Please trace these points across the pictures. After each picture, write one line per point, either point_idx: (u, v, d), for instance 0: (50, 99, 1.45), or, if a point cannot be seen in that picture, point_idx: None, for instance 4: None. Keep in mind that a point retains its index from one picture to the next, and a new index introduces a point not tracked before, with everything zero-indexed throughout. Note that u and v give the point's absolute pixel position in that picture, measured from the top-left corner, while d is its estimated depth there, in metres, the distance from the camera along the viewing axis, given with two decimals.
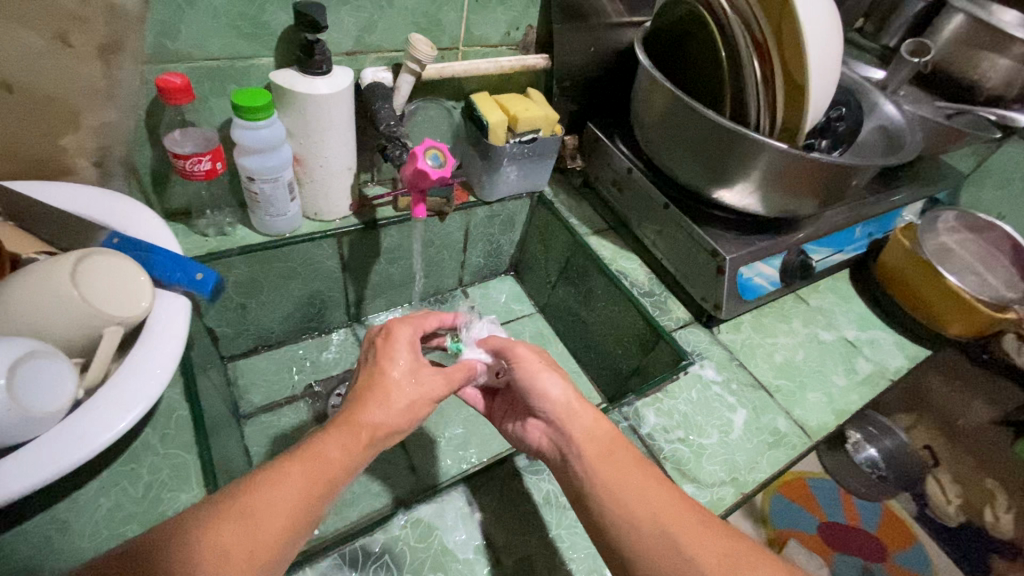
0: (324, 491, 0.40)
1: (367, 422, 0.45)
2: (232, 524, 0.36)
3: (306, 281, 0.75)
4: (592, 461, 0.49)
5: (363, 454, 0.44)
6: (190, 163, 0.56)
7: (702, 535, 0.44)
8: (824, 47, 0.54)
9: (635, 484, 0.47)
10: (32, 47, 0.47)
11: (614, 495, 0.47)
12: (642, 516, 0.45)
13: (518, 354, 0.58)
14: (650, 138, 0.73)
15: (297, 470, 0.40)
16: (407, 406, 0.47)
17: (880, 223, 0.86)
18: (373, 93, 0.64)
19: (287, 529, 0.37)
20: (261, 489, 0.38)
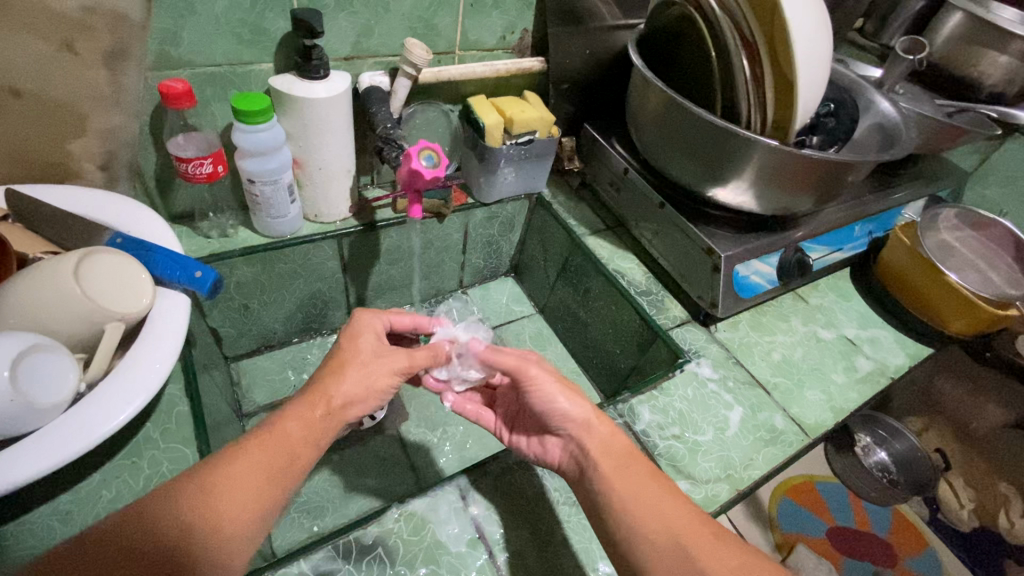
0: (287, 466, 0.42)
1: (329, 399, 0.47)
2: (194, 497, 0.37)
3: (307, 283, 0.76)
4: (611, 474, 0.49)
5: (322, 426, 0.46)
6: (192, 166, 0.58)
7: (716, 547, 0.44)
8: (812, 44, 0.55)
9: (647, 498, 0.47)
10: (40, 55, 0.49)
11: (624, 505, 0.47)
12: (654, 528, 0.45)
13: (533, 375, 0.56)
14: (644, 137, 0.74)
15: (256, 446, 0.42)
16: (363, 380, 0.50)
17: (881, 221, 0.85)
18: (370, 96, 0.65)
19: (250, 503, 0.39)
20: (221, 466, 0.40)
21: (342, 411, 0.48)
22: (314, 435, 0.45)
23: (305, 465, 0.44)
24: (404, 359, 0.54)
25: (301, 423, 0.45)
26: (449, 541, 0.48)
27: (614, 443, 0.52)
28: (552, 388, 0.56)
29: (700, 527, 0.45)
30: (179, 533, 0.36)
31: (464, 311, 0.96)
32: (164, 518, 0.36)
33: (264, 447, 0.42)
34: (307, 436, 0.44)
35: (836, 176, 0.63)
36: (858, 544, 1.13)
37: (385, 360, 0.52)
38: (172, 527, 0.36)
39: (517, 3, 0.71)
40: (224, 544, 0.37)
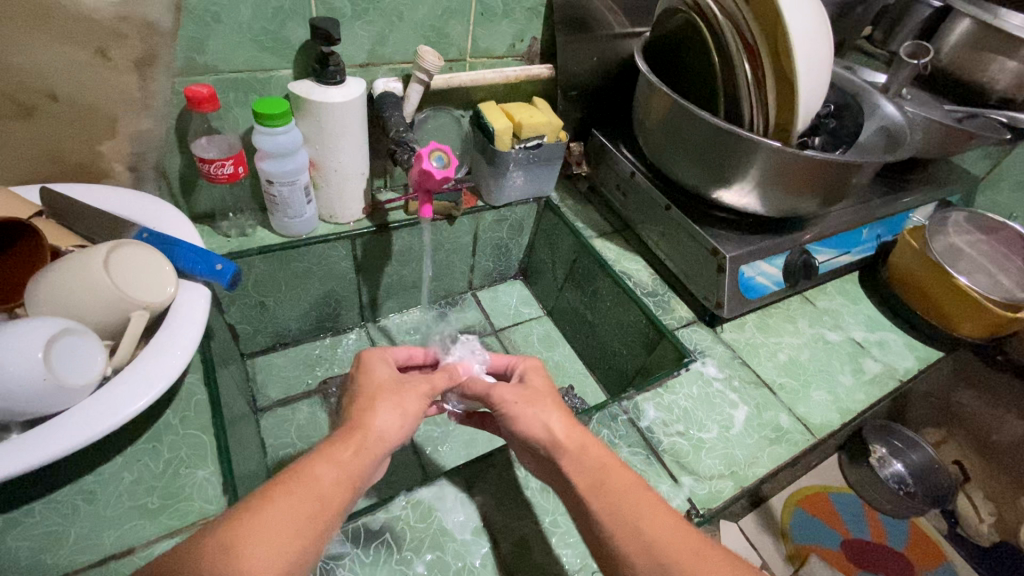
0: (315, 515, 0.40)
1: (362, 437, 0.45)
2: (219, 556, 0.35)
3: (321, 282, 0.79)
4: (586, 495, 0.46)
5: (357, 478, 0.43)
6: (214, 167, 0.61)
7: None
8: (811, 45, 0.56)
9: (625, 504, 0.45)
10: (76, 61, 0.52)
11: (614, 525, 0.44)
12: (637, 546, 0.42)
13: (500, 398, 0.53)
14: (653, 144, 0.75)
15: (288, 496, 0.40)
16: (398, 416, 0.49)
17: (888, 225, 0.86)
18: (384, 102, 0.68)
19: (275, 559, 0.36)
20: (244, 518, 0.38)
21: (376, 445, 0.46)
22: (347, 480, 0.43)
23: (335, 513, 0.41)
24: (426, 385, 0.53)
25: (332, 467, 0.43)
26: (455, 528, 0.50)
27: (586, 449, 0.49)
28: (516, 401, 0.53)
29: (697, 540, 0.43)
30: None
31: (475, 313, 0.98)
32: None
33: (289, 495, 0.40)
34: (339, 481, 0.42)
35: (841, 178, 0.64)
36: (874, 558, 1.08)
37: (409, 389, 0.52)
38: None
39: (526, 11, 0.74)
40: None
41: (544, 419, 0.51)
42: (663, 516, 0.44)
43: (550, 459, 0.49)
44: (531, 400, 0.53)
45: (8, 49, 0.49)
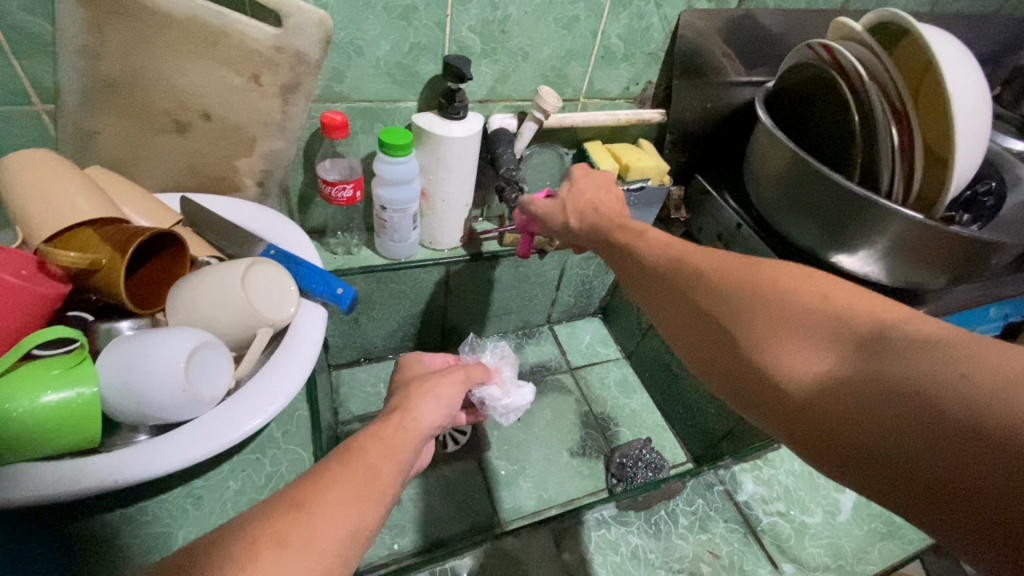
0: (371, 481, 0.36)
1: (404, 418, 0.43)
2: (286, 515, 0.32)
3: (412, 302, 0.79)
4: (610, 242, 0.53)
5: (404, 456, 0.40)
6: (335, 190, 0.63)
7: (706, 252, 0.44)
8: (973, 119, 0.53)
9: (634, 230, 0.51)
10: (233, 85, 0.56)
11: (630, 240, 0.50)
12: (638, 250, 0.49)
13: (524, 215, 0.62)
14: (763, 195, 0.72)
15: (345, 468, 0.36)
16: (433, 405, 0.46)
17: (1017, 305, 0.78)
18: (498, 138, 0.70)
19: (340, 522, 0.33)
20: (308, 484, 0.34)
21: (415, 427, 0.44)
22: (394, 450, 0.40)
23: (390, 482, 0.37)
24: (460, 374, 0.52)
25: (379, 443, 0.40)
26: None
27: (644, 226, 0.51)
28: (551, 204, 0.58)
29: (686, 245, 0.46)
30: (272, 546, 0.30)
31: (551, 346, 0.95)
32: (251, 531, 0.31)
33: (345, 466, 0.37)
34: (386, 454, 0.39)
35: (977, 255, 0.59)
36: None
37: (442, 379, 0.50)
38: (260, 546, 0.30)
39: (646, 56, 0.74)
40: (315, 559, 0.31)
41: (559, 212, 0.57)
42: (670, 242, 0.47)
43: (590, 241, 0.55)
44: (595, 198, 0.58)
45: (176, 72, 0.54)
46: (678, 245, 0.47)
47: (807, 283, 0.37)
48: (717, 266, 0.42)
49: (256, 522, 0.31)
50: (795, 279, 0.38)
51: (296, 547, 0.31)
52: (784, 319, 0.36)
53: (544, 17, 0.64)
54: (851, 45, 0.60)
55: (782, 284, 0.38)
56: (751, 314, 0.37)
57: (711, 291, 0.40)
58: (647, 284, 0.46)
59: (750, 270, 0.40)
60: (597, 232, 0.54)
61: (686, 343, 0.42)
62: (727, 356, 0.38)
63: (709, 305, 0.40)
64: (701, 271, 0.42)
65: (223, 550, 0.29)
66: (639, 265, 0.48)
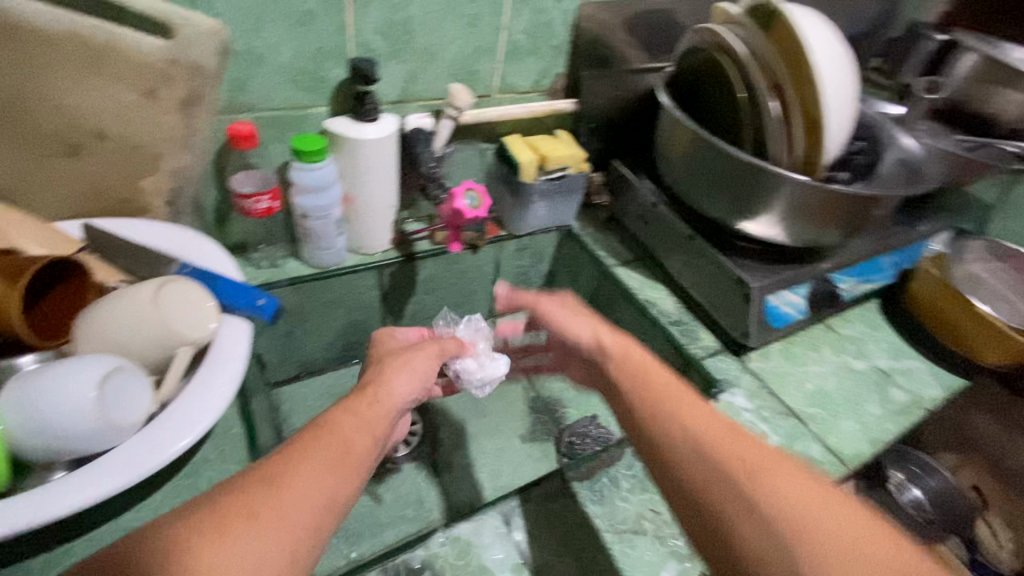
0: (342, 458, 0.42)
1: (377, 393, 0.49)
2: (258, 488, 0.38)
3: (347, 310, 0.78)
4: (623, 383, 0.51)
5: (377, 424, 0.47)
6: (250, 202, 0.62)
7: (736, 438, 0.42)
8: (838, 85, 0.59)
9: (650, 385, 0.49)
10: (126, 102, 0.54)
11: (647, 398, 0.48)
12: (658, 413, 0.46)
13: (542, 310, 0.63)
14: (673, 173, 0.76)
15: (318, 445, 0.42)
16: (410, 376, 0.52)
17: (905, 254, 0.85)
18: (416, 138, 0.70)
19: (310, 493, 0.39)
20: (283, 456, 0.40)
21: (388, 401, 0.49)
22: (366, 425, 0.46)
23: (361, 455, 0.43)
24: (433, 347, 0.57)
25: (352, 419, 0.46)
26: (495, 566, 0.50)
27: (631, 352, 0.54)
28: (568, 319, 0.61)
29: (713, 418, 0.44)
30: (244, 517, 0.36)
31: None
32: (222, 499, 0.36)
33: (316, 441, 0.42)
34: (359, 429, 0.45)
35: (863, 209, 0.66)
36: None
37: (417, 351, 0.55)
38: (238, 520, 0.35)
39: (552, 49, 0.77)
40: (284, 526, 0.36)
41: (587, 331, 0.59)
42: (692, 407, 0.46)
43: (591, 359, 0.57)
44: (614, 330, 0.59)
45: (59, 92, 0.52)
46: (675, 389, 0.48)
47: (849, 518, 0.37)
48: (738, 450, 0.41)
49: (226, 495, 0.37)
50: (841, 513, 0.38)
51: (267, 520, 0.36)
52: (830, 552, 0.36)
53: (446, 15, 0.66)
54: (732, 28, 0.65)
55: (829, 514, 0.38)
56: (777, 536, 0.37)
57: (753, 505, 0.38)
58: (652, 446, 0.45)
59: (794, 488, 0.39)
60: (612, 356, 0.54)
61: (685, 522, 0.42)
62: (726, 552, 0.39)
63: (749, 518, 0.38)
64: (721, 443, 0.42)
65: (195, 522, 0.35)
66: (658, 436, 0.45)
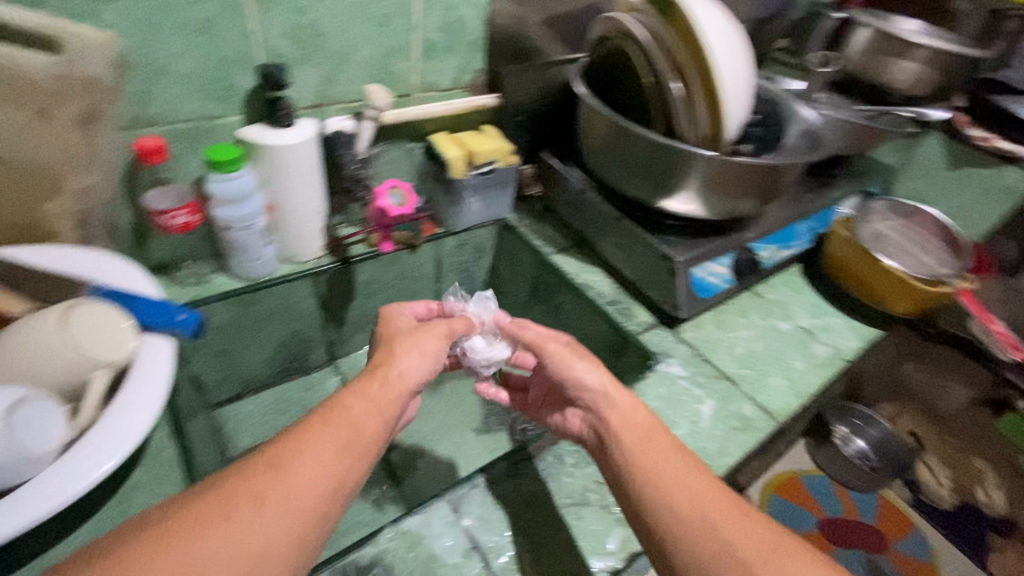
0: (350, 442, 0.45)
1: (389, 374, 0.51)
2: (265, 471, 0.40)
3: (285, 320, 0.77)
4: (636, 452, 0.51)
5: (386, 404, 0.49)
6: (167, 218, 0.61)
7: (751, 527, 0.45)
8: (731, 63, 0.63)
9: (664, 459, 0.50)
10: (16, 122, 0.52)
11: (657, 481, 0.48)
12: (675, 499, 0.47)
13: (549, 351, 0.60)
14: (596, 160, 0.79)
15: (329, 428, 0.45)
16: (421, 355, 0.55)
17: (819, 219, 0.91)
18: (337, 142, 0.70)
19: (317, 475, 0.41)
20: (292, 438, 0.43)
21: (399, 383, 0.52)
22: (376, 408, 0.48)
23: (371, 436, 0.46)
24: (442, 327, 0.59)
25: (362, 401, 0.48)
26: (444, 553, 0.50)
27: (636, 413, 0.55)
28: (574, 371, 0.58)
29: (730, 507, 0.46)
30: (253, 502, 0.38)
31: None
32: (236, 485, 0.39)
33: (326, 425, 0.45)
34: (370, 410, 0.48)
35: (771, 179, 0.70)
36: (850, 534, 1.03)
37: (424, 331, 0.57)
38: (247, 502, 0.38)
39: (468, 45, 0.78)
40: (294, 508, 0.39)
41: (591, 376, 0.58)
42: (706, 493, 0.47)
43: (596, 412, 0.57)
44: (622, 394, 0.57)
45: None
46: (687, 467, 0.49)
47: None
48: (756, 547, 0.44)
49: (238, 477, 0.40)
50: None
51: (275, 503, 0.39)
52: None
53: (355, 17, 0.66)
54: (634, 14, 0.68)
55: None
56: None
57: None
58: (666, 539, 0.46)
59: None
60: (618, 418, 0.55)
61: None
62: None
63: None
64: (766, 558, 0.43)
65: (205, 506, 0.37)
66: (672, 533, 0.46)
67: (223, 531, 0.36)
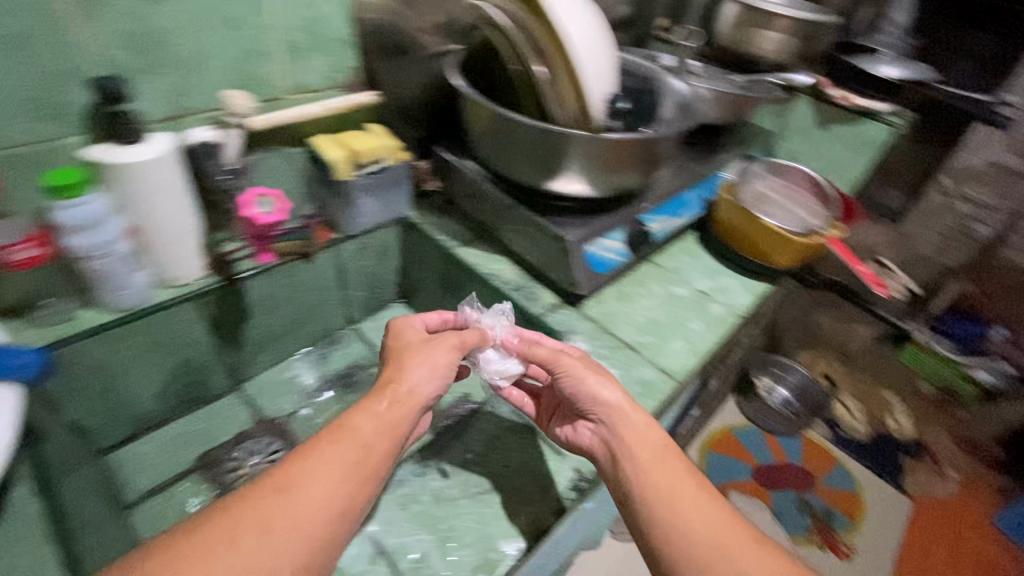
0: (356, 464, 0.50)
1: (398, 394, 0.56)
2: (273, 496, 0.46)
3: (172, 351, 0.72)
4: (650, 474, 0.54)
5: (394, 424, 0.54)
6: (4, 254, 0.56)
7: (757, 554, 0.50)
8: (586, 42, 0.65)
9: (677, 486, 0.53)
10: None
11: (673, 507, 0.52)
12: (689, 526, 0.51)
13: (562, 365, 0.59)
14: (483, 150, 0.79)
15: (336, 449, 0.50)
16: (432, 370, 0.58)
17: (703, 187, 0.97)
18: (201, 154, 0.67)
19: (323, 497, 0.47)
20: (302, 461, 0.49)
21: (409, 400, 0.56)
22: (385, 429, 0.54)
23: (378, 455, 0.52)
24: (454, 338, 0.61)
25: (370, 420, 0.53)
26: None
27: (653, 436, 0.56)
28: (586, 386, 0.58)
29: (738, 535, 0.51)
30: (260, 527, 0.44)
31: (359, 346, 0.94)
32: (247, 507, 0.45)
33: (334, 446, 0.51)
34: (378, 430, 0.53)
35: (648, 152, 0.73)
36: (779, 478, 1.46)
37: (436, 344, 0.60)
38: (255, 525, 0.44)
39: (334, 43, 0.77)
40: (301, 528, 0.45)
41: (609, 394, 0.58)
42: (718, 522, 0.51)
43: (608, 430, 0.57)
44: (639, 414, 0.57)
45: None
46: (702, 497, 0.53)
47: None
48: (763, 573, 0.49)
49: (249, 498, 0.46)
50: None
51: (283, 527, 0.45)
52: None
53: (200, 21, 0.63)
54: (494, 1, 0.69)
55: None
56: None
57: None
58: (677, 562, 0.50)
59: None
60: (633, 440, 0.56)
61: None
62: None
63: None
64: None
65: (217, 528, 0.43)
66: (684, 555, 0.50)
67: (234, 552, 0.42)
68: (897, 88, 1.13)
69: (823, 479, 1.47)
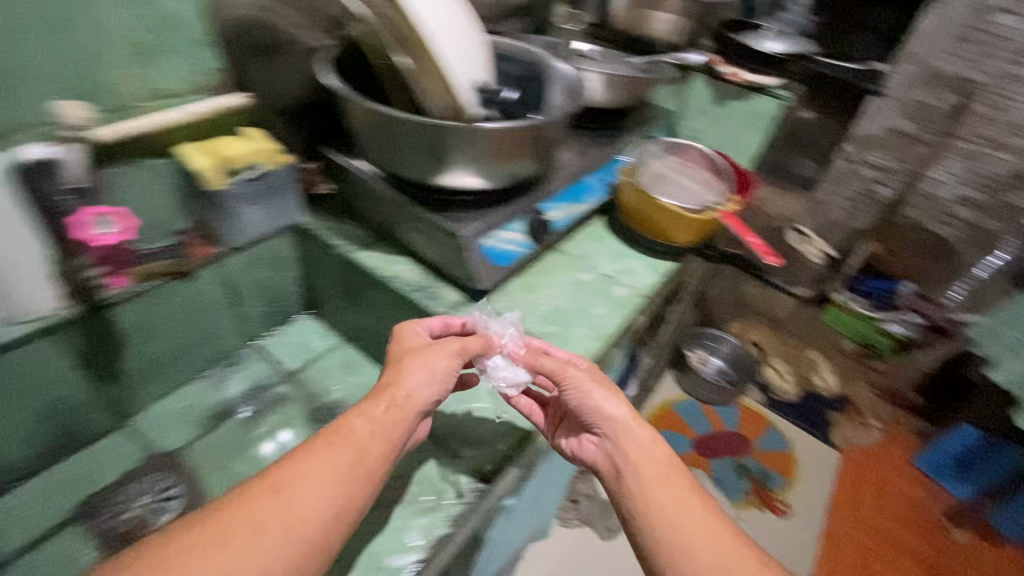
0: (354, 469, 0.50)
1: (396, 399, 0.56)
2: (266, 497, 0.47)
3: (33, 392, 0.65)
4: (655, 485, 0.57)
5: (393, 431, 0.54)
6: None
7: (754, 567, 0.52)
8: (446, 32, 0.63)
9: (678, 499, 0.56)
10: None
11: (672, 520, 0.55)
12: (688, 537, 0.54)
13: (569, 377, 0.62)
14: (367, 149, 0.76)
15: (334, 452, 0.51)
16: (433, 372, 0.59)
17: (604, 172, 0.97)
18: (37, 172, 0.59)
19: (319, 501, 0.48)
20: (298, 463, 0.50)
21: (406, 405, 0.56)
22: (382, 431, 0.54)
23: (375, 459, 0.52)
24: (455, 344, 0.61)
25: (366, 423, 0.54)
26: None
27: (656, 452, 0.60)
28: (592, 398, 0.62)
29: (736, 546, 0.54)
30: (253, 531, 0.45)
31: (261, 364, 0.89)
32: (244, 509, 0.46)
33: (332, 449, 0.51)
34: (378, 436, 0.53)
35: (534, 141, 0.72)
36: (718, 445, 1.50)
37: (435, 349, 0.60)
38: (244, 526, 0.45)
39: (193, 42, 0.71)
40: (298, 529, 0.46)
41: (615, 410, 0.62)
42: (717, 535, 0.54)
43: (613, 443, 0.61)
44: (645, 430, 0.61)
45: None
46: (703, 512, 0.56)
47: None
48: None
49: (242, 499, 0.47)
50: None
51: (276, 529, 0.45)
52: None
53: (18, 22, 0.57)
54: None
55: None
56: None
57: None
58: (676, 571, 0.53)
59: None
60: (638, 454, 0.59)
61: None
62: None
63: None
64: None
65: (206, 531, 0.44)
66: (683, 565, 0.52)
67: (225, 552, 0.43)
68: (781, 62, 1.18)
69: (759, 442, 1.53)
